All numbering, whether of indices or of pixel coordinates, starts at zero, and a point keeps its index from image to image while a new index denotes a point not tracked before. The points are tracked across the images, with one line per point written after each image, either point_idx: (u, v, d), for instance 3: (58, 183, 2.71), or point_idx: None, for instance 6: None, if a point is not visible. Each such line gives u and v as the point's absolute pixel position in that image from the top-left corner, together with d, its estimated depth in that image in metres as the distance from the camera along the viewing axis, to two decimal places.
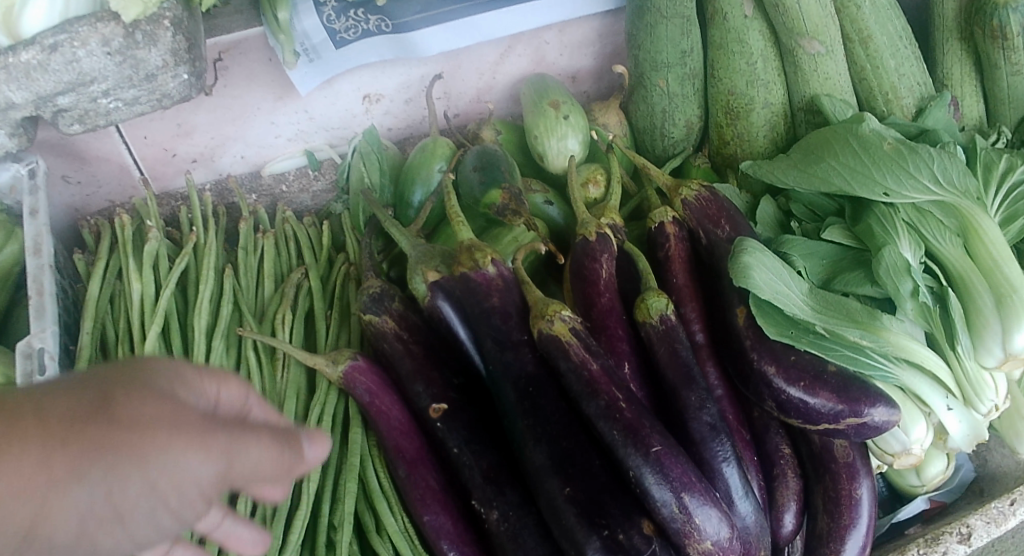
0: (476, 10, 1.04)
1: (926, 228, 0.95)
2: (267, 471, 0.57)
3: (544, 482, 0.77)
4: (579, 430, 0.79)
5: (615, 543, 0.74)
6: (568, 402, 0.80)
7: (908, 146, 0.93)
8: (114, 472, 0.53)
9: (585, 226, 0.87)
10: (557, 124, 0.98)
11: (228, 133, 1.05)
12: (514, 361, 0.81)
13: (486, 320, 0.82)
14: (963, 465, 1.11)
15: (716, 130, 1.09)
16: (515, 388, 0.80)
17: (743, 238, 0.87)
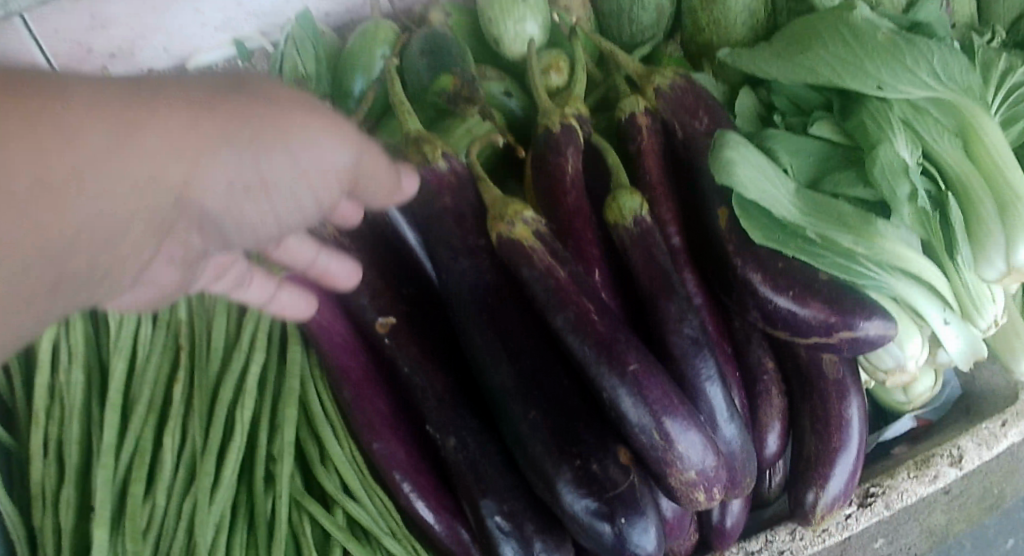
0: None
1: (922, 125, 0.87)
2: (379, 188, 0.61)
3: (509, 408, 0.69)
4: (547, 348, 0.70)
5: (589, 475, 0.67)
6: (534, 315, 0.72)
7: (903, 38, 0.85)
8: (266, 143, 0.51)
9: (547, 115, 0.78)
10: (514, 4, 0.86)
11: (148, 24, 0.93)
12: (470, 268, 0.72)
13: (436, 220, 0.74)
14: (949, 382, 1.04)
15: (691, 17, 0.98)
16: (474, 300, 0.71)
17: (725, 131, 0.78)
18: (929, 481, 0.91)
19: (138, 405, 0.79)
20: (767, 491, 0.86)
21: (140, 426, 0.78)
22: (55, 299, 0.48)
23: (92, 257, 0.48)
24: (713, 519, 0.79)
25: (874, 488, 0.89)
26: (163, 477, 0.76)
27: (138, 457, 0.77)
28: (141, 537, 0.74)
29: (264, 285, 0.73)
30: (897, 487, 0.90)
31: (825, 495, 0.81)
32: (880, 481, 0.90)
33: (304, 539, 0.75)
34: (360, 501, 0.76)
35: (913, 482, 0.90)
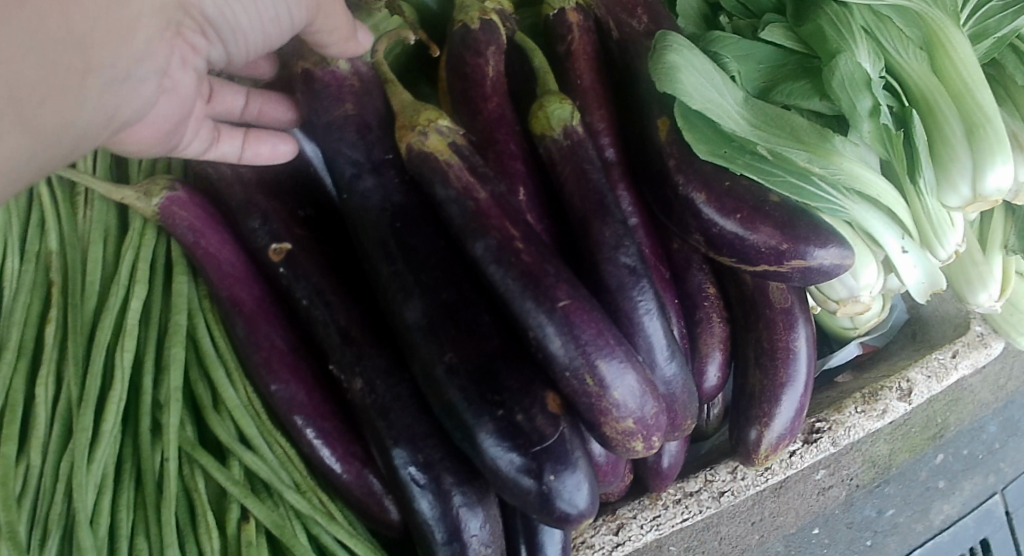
0: None
1: (885, 35, 0.79)
2: (332, 22, 0.64)
3: (420, 347, 0.60)
4: (462, 280, 0.62)
5: (512, 427, 0.59)
6: (447, 242, 0.63)
7: None
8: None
9: (464, 11, 0.70)
10: None
11: None
12: (377, 187, 0.64)
13: (338, 125, 0.66)
14: (897, 306, 1.00)
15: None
16: (385, 222, 0.63)
17: (667, 32, 0.70)
18: (878, 416, 0.86)
19: (5, 352, 0.69)
20: (706, 424, 0.83)
21: (7, 376, 0.68)
22: (80, 81, 0.53)
23: (101, 27, 0.52)
24: (648, 459, 0.73)
25: (820, 423, 0.84)
26: (36, 432, 0.67)
27: (7, 412, 0.67)
28: (15, 504, 0.64)
29: (234, 136, 0.70)
30: (844, 422, 0.84)
31: (769, 432, 0.75)
32: (827, 415, 0.85)
33: (198, 496, 0.67)
34: (257, 451, 0.67)
35: (861, 418, 0.85)
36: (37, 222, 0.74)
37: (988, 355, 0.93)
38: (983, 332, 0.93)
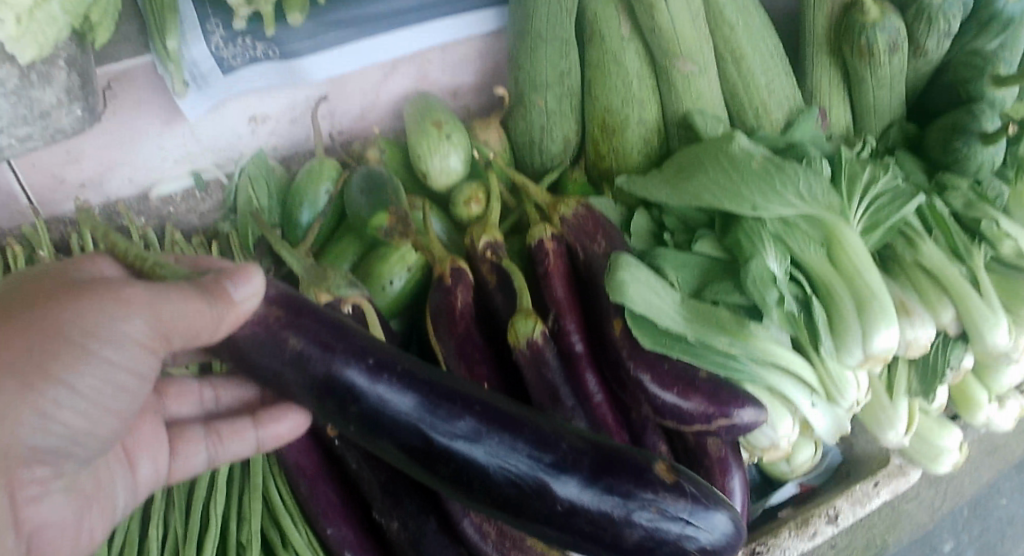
0: (367, 33, 0.98)
1: (791, 238, 1.02)
2: (193, 327, 0.74)
3: (533, 505, 0.76)
4: (514, 430, 0.77)
5: (653, 512, 0.77)
6: (482, 405, 0.78)
7: (775, 164, 1.00)
8: (47, 343, 0.70)
9: (440, 261, 0.92)
10: (438, 142, 0.98)
11: (116, 158, 0.99)
12: (392, 390, 0.78)
13: (293, 376, 0.79)
14: (831, 450, 1.22)
15: (592, 144, 1.06)
16: (414, 425, 0.77)
17: (620, 253, 0.94)
18: (809, 538, 1.08)
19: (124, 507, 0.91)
20: None
21: (127, 523, 0.91)
22: None
23: None
24: None
25: (759, 546, 1.05)
26: None
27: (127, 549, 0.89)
28: None
29: (244, 438, 0.89)
30: (779, 544, 1.06)
31: None
32: (765, 540, 1.06)
33: None
34: None
35: (793, 539, 1.07)
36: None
37: (906, 480, 1.16)
38: (901, 463, 1.16)
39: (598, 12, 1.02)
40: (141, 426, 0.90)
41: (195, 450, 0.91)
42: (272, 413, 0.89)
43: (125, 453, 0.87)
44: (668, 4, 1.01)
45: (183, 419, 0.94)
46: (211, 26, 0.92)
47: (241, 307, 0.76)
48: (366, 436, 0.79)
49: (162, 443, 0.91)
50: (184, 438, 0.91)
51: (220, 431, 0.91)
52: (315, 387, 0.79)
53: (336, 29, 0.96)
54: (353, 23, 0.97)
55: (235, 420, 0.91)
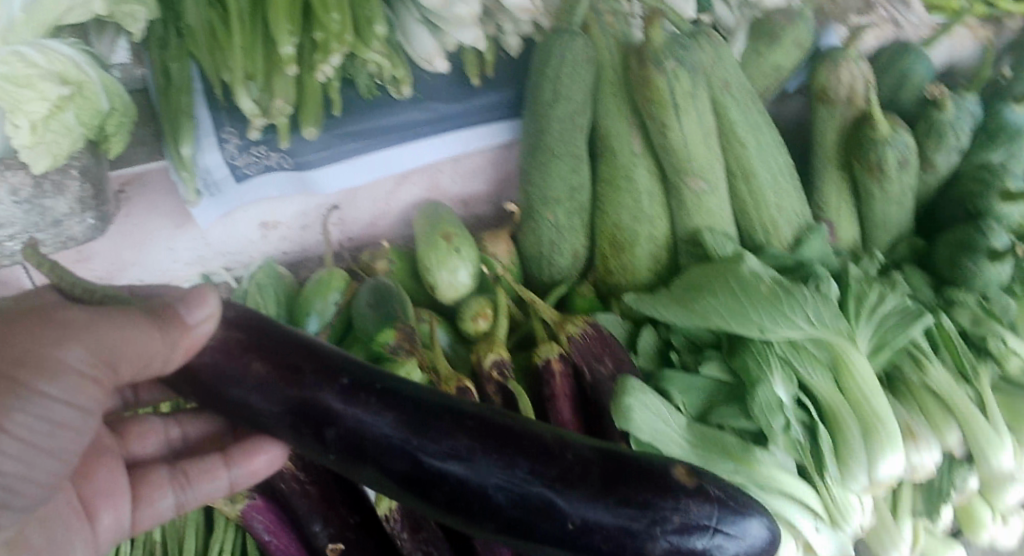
0: (379, 146, 1.00)
1: (799, 361, 1.02)
2: (134, 347, 0.73)
3: (539, 525, 0.78)
4: (512, 449, 0.79)
5: (675, 524, 0.78)
6: (473, 420, 0.80)
7: (784, 289, 1.00)
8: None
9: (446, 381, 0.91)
10: (448, 256, 0.99)
11: (126, 259, 0.97)
12: (369, 415, 0.78)
13: (257, 394, 0.78)
14: None
15: (601, 260, 1.07)
16: (398, 450, 0.78)
17: (626, 376, 0.93)
18: None
19: None
20: None
21: None
22: None
23: None
24: None
25: None
26: None
27: None
28: None
29: (214, 483, 0.88)
30: None
31: None
32: None
33: None
34: None
35: None
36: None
37: None
38: None
39: (612, 129, 1.05)
40: (94, 472, 0.87)
41: (163, 494, 0.89)
42: (244, 449, 0.88)
43: (83, 505, 0.85)
44: (681, 123, 1.03)
45: (146, 459, 0.92)
46: (227, 135, 0.94)
47: (196, 334, 0.76)
48: (347, 466, 0.80)
49: (123, 491, 0.88)
50: (148, 483, 0.90)
51: (188, 471, 0.89)
52: (291, 414, 0.78)
53: (350, 141, 0.99)
54: (366, 136, 0.99)
55: (204, 459, 0.89)
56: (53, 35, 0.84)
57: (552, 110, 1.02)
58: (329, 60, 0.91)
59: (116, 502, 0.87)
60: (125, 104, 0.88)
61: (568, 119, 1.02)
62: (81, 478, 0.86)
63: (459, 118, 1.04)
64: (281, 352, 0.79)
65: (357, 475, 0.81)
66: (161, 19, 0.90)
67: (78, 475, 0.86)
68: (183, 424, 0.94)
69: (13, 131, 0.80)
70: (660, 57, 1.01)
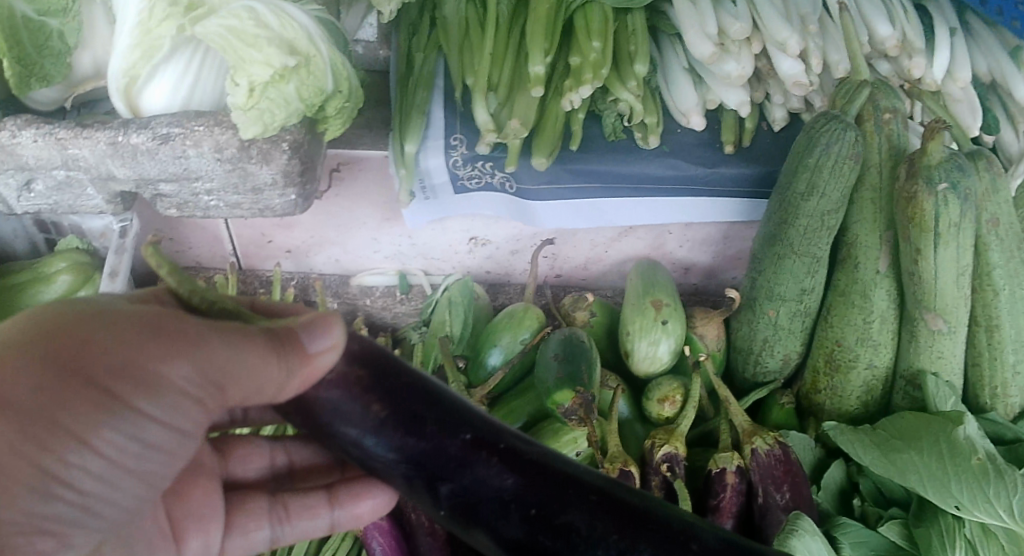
0: (610, 192, 0.91)
1: (985, 550, 0.85)
2: (256, 377, 0.56)
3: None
4: (640, 535, 0.60)
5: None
6: (598, 492, 0.61)
7: (997, 466, 0.85)
8: (65, 386, 0.53)
9: (611, 460, 0.82)
10: (652, 326, 0.92)
11: (329, 237, 0.98)
12: (492, 475, 0.60)
13: (374, 440, 0.59)
14: None
15: (811, 373, 0.99)
16: (518, 520, 0.60)
17: (800, 515, 0.83)
18: None
19: None
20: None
21: None
22: None
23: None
24: None
25: None
26: None
27: None
28: None
29: (318, 513, 0.78)
30: None
31: None
32: None
33: None
34: None
35: None
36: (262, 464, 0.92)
37: None
38: None
39: (860, 239, 0.94)
40: (187, 494, 0.75)
41: (257, 526, 0.78)
42: (351, 491, 0.77)
43: (172, 526, 0.74)
44: (936, 255, 0.88)
45: (249, 485, 0.81)
46: (455, 142, 0.88)
47: (316, 364, 0.57)
48: (459, 526, 0.62)
49: (216, 516, 0.77)
50: (246, 511, 0.79)
51: (288, 506, 0.79)
52: (407, 465, 0.60)
53: (581, 181, 0.90)
54: (600, 179, 0.90)
55: (306, 492, 0.79)
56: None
57: (804, 203, 0.89)
58: (579, 90, 0.85)
59: (203, 528, 0.76)
60: (351, 88, 0.81)
61: (818, 218, 0.90)
62: (173, 497, 0.74)
63: (702, 184, 0.92)
64: (406, 391, 0.60)
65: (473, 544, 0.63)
66: (420, 3, 0.91)
67: (169, 494, 0.74)
68: (289, 450, 0.83)
69: (230, 89, 0.75)
70: (933, 175, 0.87)
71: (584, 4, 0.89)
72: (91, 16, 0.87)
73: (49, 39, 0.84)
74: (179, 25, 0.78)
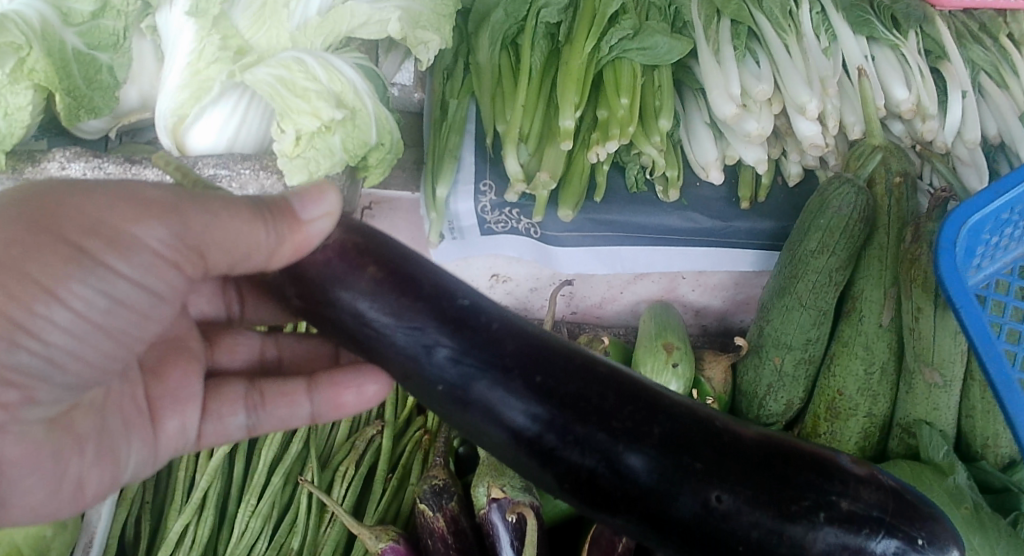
0: (628, 241, 0.95)
1: None
2: (234, 244, 0.61)
3: (681, 497, 0.60)
4: (658, 415, 0.61)
5: (843, 512, 0.59)
6: (605, 367, 0.63)
7: (982, 516, 0.89)
8: (33, 240, 0.56)
9: None
10: (664, 368, 0.96)
11: None
12: (476, 351, 0.62)
13: (368, 304, 0.63)
14: None
15: (812, 418, 1.02)
16: (522, 389, 0.61)
17: None
18: None
19: None
20: None
21: None
22: None
23: None
24: None
25: None
26: None
27: None
28: None
29: (295, 392, 0.80)
30: None
31: None
32: None
33: None
34: None
35: None
36: (290, 482, 0.95)
37: None
38: None
39: (865, 293, 0.98)
40: (167, 373, 0.76)
41: (232, 412, 0.79)
42: (333, 381, 0.80)
43: (149, 405, 0.75)
44: (936, 313, 0.93)
45: (228, 371, 0.83)
46: (484, 188, 0.93)
47: (304, 231, 0.63)
48: (457, 411, 0.64)
49: (192, 399, 0.78)
50: (220, 396, 0.80)
51: (265, 392, 0.80)
52: (404, 326, 0.63)
53: (604, 230, 0.95)
54: (620, 228, 0.95)
55: (284, 379, 0.81)
56: (339, 47, 0.87)
57: (814, 260, 0.94)
58: (606, 144, 0.89)
59: (184, 410, 0.77)
60: (392, 141, 0.86)
61: (826, 274, 0.94)
62: (151, 372, 0.75)
63: (717, 237, 0.97)
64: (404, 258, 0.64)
65: (484, 439, 0.64)
66: (455, 51, 0.95)
67: (147, 372, 0.75)
68: (279, 345, 0.87)
69: (278, 137, 0.79)
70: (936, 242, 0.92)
71: (614, 60, 0.93)
72: (141, 51, 0.90)
73: (100, 72, 0.85)
74: (229, 70, 0.81)
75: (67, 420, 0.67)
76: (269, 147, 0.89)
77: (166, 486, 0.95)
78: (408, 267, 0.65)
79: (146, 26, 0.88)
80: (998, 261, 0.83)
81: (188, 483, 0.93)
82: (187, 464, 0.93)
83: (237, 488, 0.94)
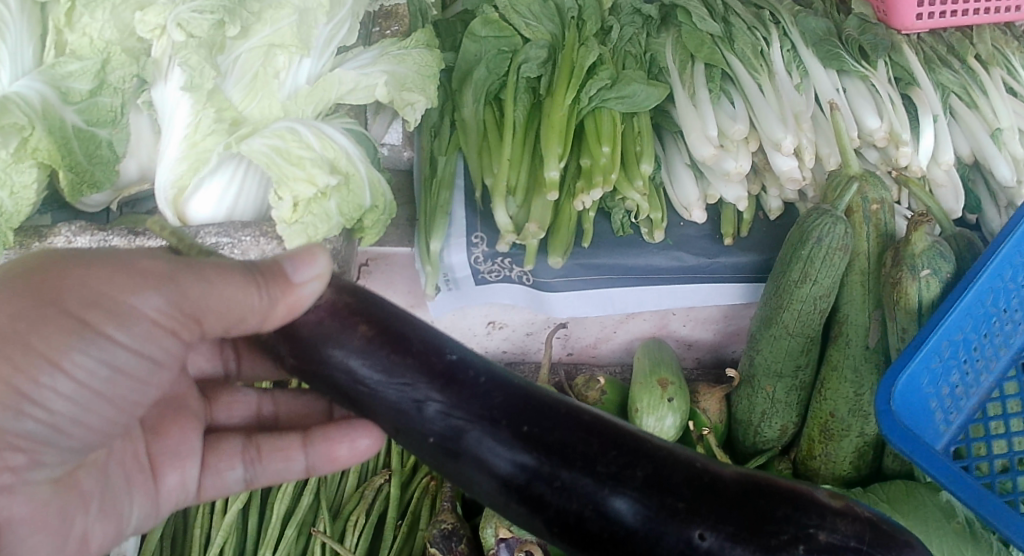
0: (617, 282, 0.99)
1: None
2: (229, 309, 0.64)
3: (666, 536, 0.62)
4: (641, 459, 0.64)
5: (822, 544, 0.63)
6: (588, 415, 0.66)
7: (973, 529, 0.93)
8: (38, 314, 0.59)
9: None
10: (659, 403, 0.99)
11: None
12: (462, 403, 0.65)
13: (360, 362, 0.66)
14: None
15: (807, 440, 1.06)
16: (510, 439, 0.64)
17: None
18: None
19: None
20: None
21: None
22: None
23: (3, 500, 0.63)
24: None
25: None
26: None
27: None
28: None
29: (291, 442, 0.83)
30: None
31: None
32: None
33: None
34: None
35: None
36: (303, 533, 0.97)
37: None
38: None
39: (851, 318, 1.00)
40: (166, 431, 0.80)
41: (230, 466, 0.82)
42: (327, 435, 0.82)
43: (149, 461, 0.78)
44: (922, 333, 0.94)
45: (225, 428, 0.86)
46: (476, 240, 0.97)
47: (298, 295, 0.65)
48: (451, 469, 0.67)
49: (192, 454, 0.81)
50: (218, 451, 0.83)
51: (262, 447, 0.83)
52: (397, 383, 0.66)
53: (594, 273, 0.99)
54: (608, 270, 0.99)
55: (281, 435, 0.84)
56: (329, 114, 0.90)
57: (797, 289, 0.95)
58: (590, 192, 0.93)
59: (182, 464, 0.80)
60: (385, 202, 0.91)
61: (811, 302, 0.96)
62: (151, 432, 0.79)
63: (704, 274, 1.01)
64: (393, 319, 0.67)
65: (473, 489, 0.67)
66: (440, 109, 0.99)
67: (148, 430, 0.79)
68: (276, 400, 0.89)
69: (275, 203, 0.81)
70: (916, 263, 0.92)
71: (594, 110, 0.96)
72: (137, 127, 0.88)
73: (99, 147, 0.82)
74: (224, 142, 0.83)
75: (72, 480, 0.69)
76: (265, 213, 0.91)
77: (182, 547, 0.97)
78: (398, 326, 0.68)
79: (141, 101, 0.85)
80: (985, 388, 0.91)
81: (204, 543, 0.95)
82: (202, 524, 0.95)
83: (252, 544, 0.96)
